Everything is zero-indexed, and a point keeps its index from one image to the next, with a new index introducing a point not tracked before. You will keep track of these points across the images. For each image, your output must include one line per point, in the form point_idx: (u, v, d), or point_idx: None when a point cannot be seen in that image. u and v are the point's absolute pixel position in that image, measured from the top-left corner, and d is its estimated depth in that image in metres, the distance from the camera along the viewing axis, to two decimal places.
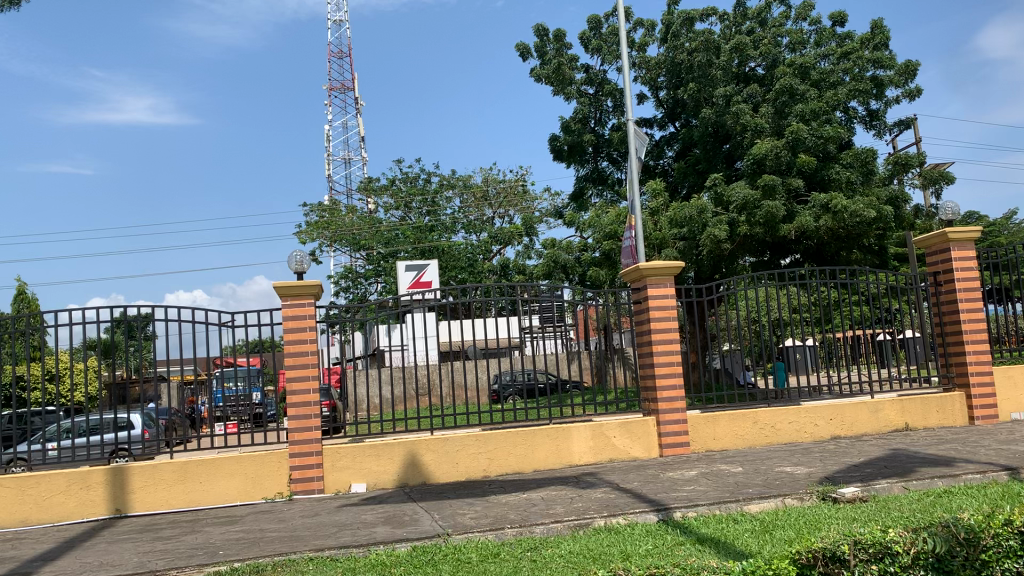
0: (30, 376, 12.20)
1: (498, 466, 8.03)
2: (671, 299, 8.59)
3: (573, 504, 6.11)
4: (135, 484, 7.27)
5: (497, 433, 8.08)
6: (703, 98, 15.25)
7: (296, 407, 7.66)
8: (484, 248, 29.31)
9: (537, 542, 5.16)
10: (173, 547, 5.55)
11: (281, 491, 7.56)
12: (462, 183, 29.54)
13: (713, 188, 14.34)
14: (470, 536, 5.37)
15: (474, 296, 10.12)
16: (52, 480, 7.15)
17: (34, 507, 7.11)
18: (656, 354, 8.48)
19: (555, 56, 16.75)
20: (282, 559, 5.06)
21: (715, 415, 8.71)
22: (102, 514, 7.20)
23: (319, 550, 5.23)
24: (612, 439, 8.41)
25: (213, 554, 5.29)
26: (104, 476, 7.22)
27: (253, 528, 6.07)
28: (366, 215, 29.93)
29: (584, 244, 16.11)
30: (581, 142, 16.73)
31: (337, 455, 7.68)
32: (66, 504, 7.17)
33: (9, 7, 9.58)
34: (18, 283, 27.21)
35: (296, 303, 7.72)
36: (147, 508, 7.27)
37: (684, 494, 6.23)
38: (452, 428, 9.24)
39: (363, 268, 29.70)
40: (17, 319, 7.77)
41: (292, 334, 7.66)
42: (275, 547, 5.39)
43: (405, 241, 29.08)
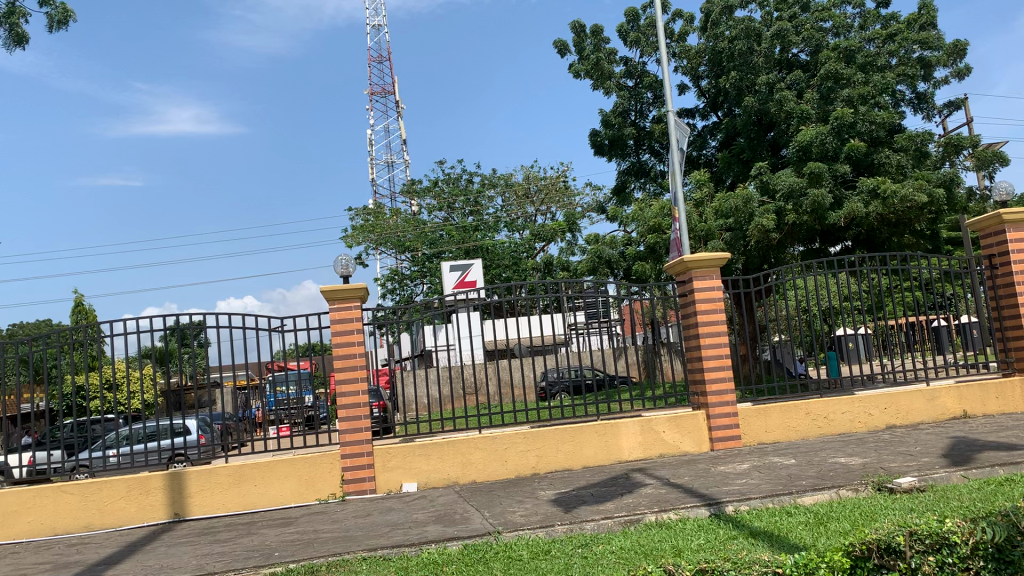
0: (91, 386, 12.59)
1: (548, 463, 8.02)
2: (719, 291, 8.50)
3: (624, 500, 6.08)
4: (192, 488, 7.42)
5: (545, 430, 8.06)
6: (745, 87, 14.94)
7: (346, 409, 7.76)
8: (528, 245, 29.35)
9: (587, 539, 5.16)
10: (230, 550, 5.66)
11: (334, 492, 7.66)
12: (503, 182, 29.69)
13: (758, 177, 14.15)
14: (521, 534, 5.38)
15: (520, 295, 10.16)
16: (112, 486, 7.33)
17: (97, 513, 7.30)
18: (704, 347, 8.40)
19: (593, 51, 16.70)
20: (336, 560, 5.13)
21: (766, 407, 8.59)
22: (162, 518, 7.36)
23: (372, 549, 5.30)
24: (662, 434, 8.33)
25: (269, 556, 5.38)
26: (162, 481, 7.38)
27: (308, 530, 6.16)
28: (410, 217, 30.15)
29: (628, 239, 16.07)
30: (622, 136, 16.70)
31: (387, 455, 7.76)
32: (127, 509, 7.34)
33: (59, 27, 9.88)
34: (75, 298, 28.17)
35: (343, 306, 7.83)
36: (205, 512, 7.42)
37: (736, 487, 6.16)
38: (501, 425, 9.29)
39: (409, 270, 29.88)
40: (77, 330, 7.91)
41: (341, 337, 7.77)
42: (329, 547, 5.46)
43: (450, 241, 29.21)
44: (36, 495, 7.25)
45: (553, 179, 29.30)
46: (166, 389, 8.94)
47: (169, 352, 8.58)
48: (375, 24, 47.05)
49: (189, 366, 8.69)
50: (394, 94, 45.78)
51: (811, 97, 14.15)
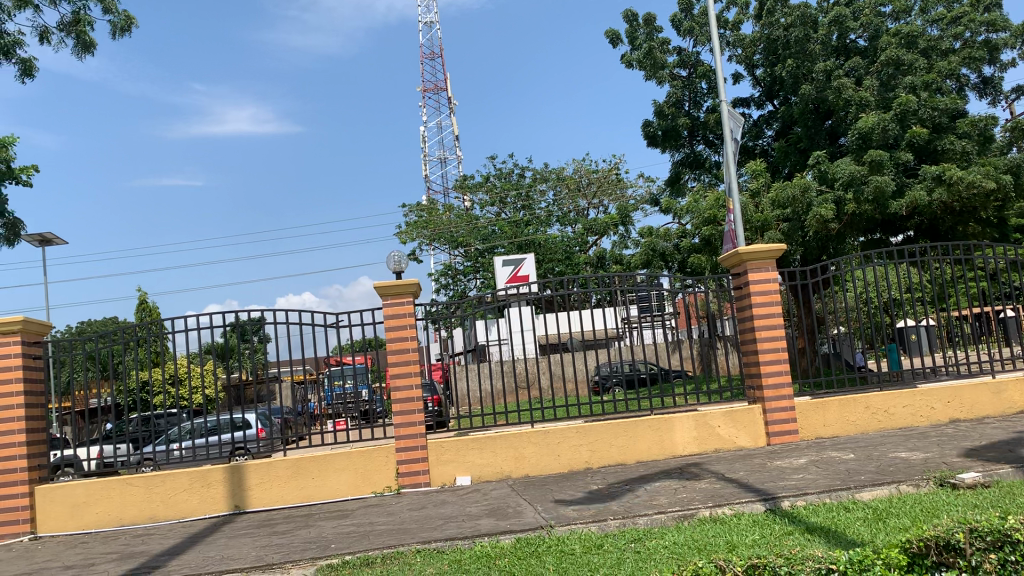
0: (156, 381, 12.97)
1: (601, 458, 7.99)
2: (774, 283, 8.36)
3: (678, 495, 6.03)
4: (252, 481, 7.59)
5: (598, 425, 8.03)
6: (802, 75, 14.65)
7: (400, 403, 7.85)
8: (581, 239, 29.25)
9: (641, 534, 5.13)
10: (288, 542, 5.77)
11: (389, 485, 7.75)
12: (555, 175, 29.59)
13: (816, 166, 13.85)
14: (573, 528, 5.38)
15: (574, 289, 10.15)
16: (176, 479, 7.54)
17: (161, 504, 7.51)
18: (760, 341, 8.28)
19: (646, 41, 16.55)
20: (390, 552, 5.20)
21: (824, 400, 8.43)
22: (223, 510, 7.55)
23: (426, 542, 5.35)
24: (717, 428, 8.24)
25: (325, 548, 5.47)
26: (223, 474, 7.57)
27: (364, 522, 6.25)
28: (463, 212, 30.26)
29: (683, 231, 15.90)
30: (676, 127, 16.55)
31: (441, 448, 7.82)
32: (189, 501, 7.53)
33: (121, 33, 10.15)
34: (139, 295, 29.09)
35: (396, 302, 7.91)
36: (264, 504, 7.59)
37: (793, 482, 6.07)
38: (555, 420, 9.29)
39: (462, 265, 30.06)
40: (142, 327, 8.12)
41: (394, 332, 7.85)
42: (384, 540, 5.53)
43: (502, 236, 29.30)
44: (104, 487, 7.49)
45: (605, 172, 29.14)
46: (227, 384, 9.14)
47: (230, 348, 8.78)
48: (426, 20, 47.40)
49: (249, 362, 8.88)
50: (446, 91, 46.14)
51: (870, 84, 13.83)
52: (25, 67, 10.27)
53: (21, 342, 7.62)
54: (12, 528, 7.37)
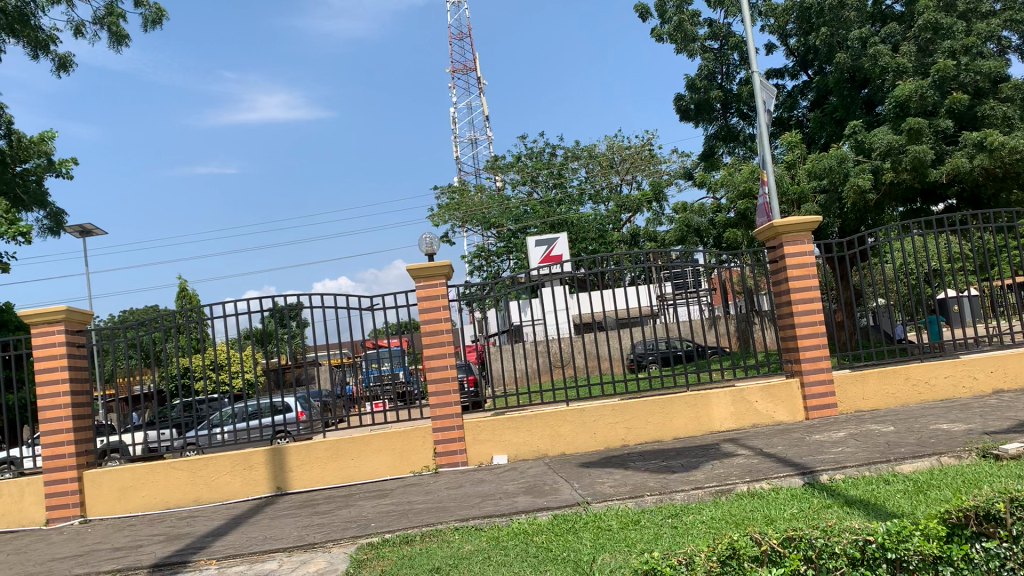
0: (198, 366, 13.22)
1: (638, 435, 7.99)
2: (811, 256, 8.25)
3: (715, 470, 6.02)
4: (293, 463, 7.71)
5: (634, 402, 8.02)
6: (836, 43, 14.39)
7: (436, 384, 7.91)
8: (614, 217, 29.11)
9: (678, 509, 5.13)
10: (329, 521, 5.87)
11: (427, 465, 7.83)
12: (587, 153, 29.41)
13: (852, 136, 13.61)
14: (610, 504, 5.40)
15: (606, 267, 10.13)
16: (218, 463, 7.68)
17: (205, 487, 7.66)
18: (797, 315, 8.19)
19: (676, 14, 16.34)
20: (429, 530, 5.26)
21: (863, 373, 8.33)
22: (265, 492, 7.68)
23: (464, 520, 5.40)
24: (755, 404, 8.19)
25: (365, 526, 5.55)
26: (264, 457, 7.70)
27: (403, 501, 6.32)
28: (495, 192, 30.25)
29: (717, 206, 15.76)
30: (708, 100, 16.37)
31: (478, 428, 7.87)
32: (233, 483, 7.67)
33: (153, 26, 10.27)
34: (179, 282, 29.65)
35: (429, 284, 7.95)
36: (305, 485, 7.71)
37: (831, 456, 6.02)
38: (591, 398, 9.31)
39: (495, 246, 30.09)
40: (181, 315, 8.24)
41: (428, 314, 7.89)
42: (423, 518, 5.60)
43: (535, 216, 29.23)
44: (149, 471, 7.66)
45: (638, 148, 28.89)
46: (267, 369, 9.27)
47: (269, 333, 8.89)
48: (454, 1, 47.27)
49: (287, 346, 8.99)
50: (475, 71, 46.03)
51: (908, 50, 13.53)
52: (61, 62, 10.43)
53: (66, 331, 7.78)
54: (62, 512, 7.57)
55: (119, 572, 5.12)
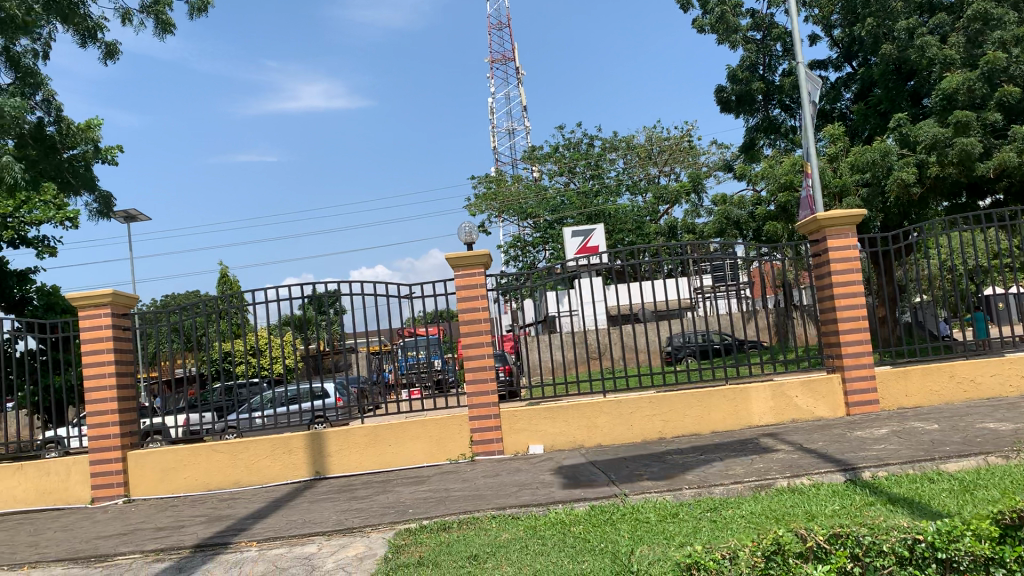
0: (237, 351, 13.40)
1: (675, 428, 7.94)
2: (855, 250, 8.12)
3: (754, 465, 5.96)
4: (331, 447, 7.80)
5: (671, 394, 7.97)
6: (882, 34, 14.14)
7: (473, 372, 7.92)
8: (652, 208, 28.91)
9: (717, 503, 5.09)
10: (368, 506, 5.91)
11: (463, 453, 7.86)
12: (626, 144, 29.23)
13: (897, 129, 13.37)
14: (648, 497, 5.37)
15: (643, 259, 10.07)
16: (258, 446, 7.79)
17: (245, 470, 7.77)
18: (840, 309, 8.08)
19: (718, 4, 16.17)
20: (466, 517, 5.28)
21: (907, 370, 8.18)
22: (304, 476, 7.77)
23: (501, 508, 5.41)
24: (794, 399, 8.10)
25: (403, 513, 5.58)
26: (303, 441, 7.78)
27: (440, 488, 6.35)
28: (531, 182, 30.19)
29: (757, 199, 15.60)
30: (750, 91, 16.18)
31: (514, 417, 7.88)
32: (272, 466, 7.78)
33: (198, 14, 10.37)
34: (219, 269, 30.09)
35: (468, 273, 7.96)
36: (343, 470, 7.79)
37: (873, 453, 5.93)
38: (628, 391, 9.27)
39: (531, 236, 30.07)
40: (222, 300, 8.36)
41: (466, 303, 7.91)
42: (460, 505, 5.62)
43: (572, 207, 29.15)
44: (191, 453, 7.79)
45: (677, 139, 28.68)
46: (305, 355, 9.34)
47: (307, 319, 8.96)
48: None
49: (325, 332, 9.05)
50: (514, 60, 45.95)
51: (956, 41, 13.24)
52: (108, 50, 10.58)
53: (111, 315, 7.91)
54: (106, 492, 7.72)
55: (162, 551, 5.21)
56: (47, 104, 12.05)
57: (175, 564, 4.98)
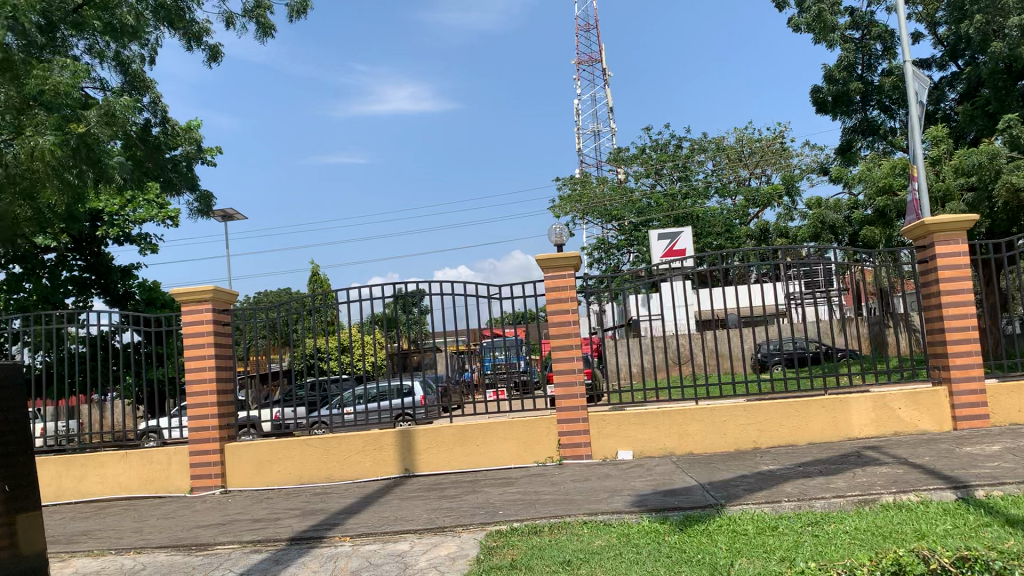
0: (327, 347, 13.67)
1: (770, 438, 7.72)
2: (964, 257, 7.73)
3: (857, 478, 5.73)
4: (420, 445, 7.86)
5: (767, 403, 7.75)
6: (992, 31, 13.50)
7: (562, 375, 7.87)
8: (741, 211, 28.31)
9: (818, 517, 4.90)
10: (458, 506, 5.92)
11: (551, 456, 7.81)
12: (715, 145, 28.72)
13: (1006, 130, 12.72)
14: (745, 508, 5.22)
15: (733, 263, 9.82)
16: (350, 442, 7.91)
17: (336, 465, 7.90)
18: (947, 319, 7.72)
19: (815, 2, 15.71)
20: (557, 522, 5.23)
21: (1020, 384, 7.76)
22: (393, 473, 7.85)
23: (593, 514, 5.34)
24: (897, 411, 7.76)
25: (493, 514, 5.56)
26: (393, 438, 7.86)
27: (529, 490, 6.32)
28: (617, 184, 29.97)
29: (854, 202, 15.09)
30: (848, 92, 15.67)
31: (604, 422, 7.79)
32: (363, 462, 7.88)
33: (297, 17, 10.63)
34: (310, 267, 30.88)
35: (558, 274, 7.90)
36: (431, 468, 7.84)
37: (986, 470, 5.63)
38: (719, 398, 9.06)
39: (616, 239, 29.84)
40: (314, 298, 8.51)
41: (556, 304, 7.85)
42: (551, 509, 5.57)
43: (658, 209, 28.80)
44: (285, 446, 7.96)
45: (768, 140, 28.05)
46: (393, 353, 9.44)
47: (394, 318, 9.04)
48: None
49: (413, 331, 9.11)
50: (600, 62, 45.74)
51: None
52: (213, 53, 10.93)
53: (212, 309, 8.15)
54: (205, 482, 7.96)
55: (259, 543, 5.32)
56: (153, 106, 12.53)
57: (271, 555, 5.08)
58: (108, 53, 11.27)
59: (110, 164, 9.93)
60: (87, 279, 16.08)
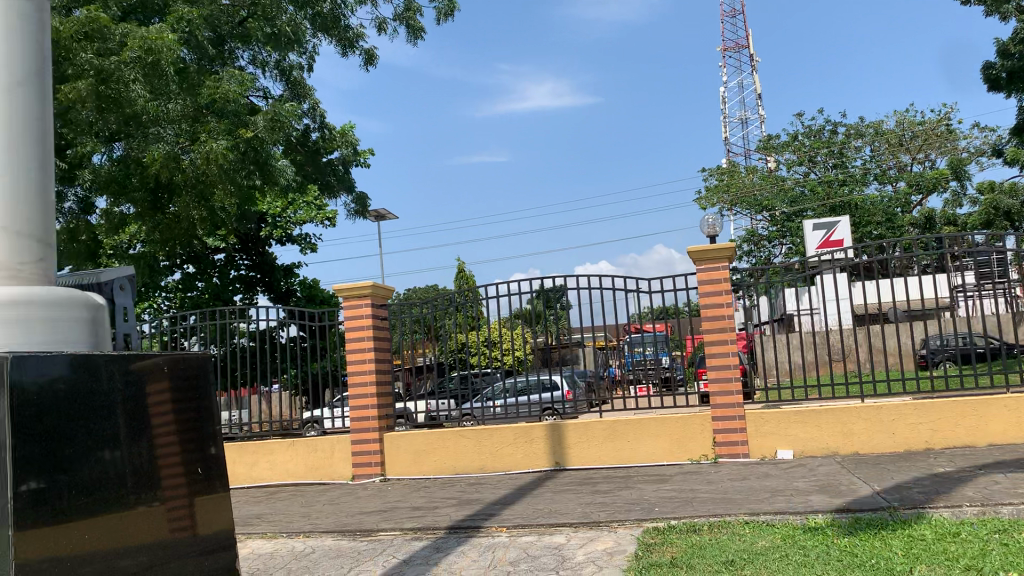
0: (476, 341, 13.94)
1: (944, 439, 7.22)
2: None
3: None
4: (571, 439, 7.86)
5: (940, 401, 7.26)
6: None
7: (716, 371, 7.66)
8: (903, 199, 26.73)
9: (1007, 525, 4.53)
10: (613, 501, 5.87)
11: (706, 454, 7.63)
12: (873, 130, 27.25)
13: None
14: (922, 512, 4.89)
15: (894, 254, 9.25)
16: (502, 434, 8.01)
17: (488, 456, 8.02)
18: None
19: None
20: (717, 521, 5.08)
21: None
22: (545, 466, 7.90)
23: (754, 514, 5.16)
24: None
25: (649, 510, 5.48)
26: (545, 431, 7.91)
27: (685, 488, 6.19)
28: (767, 174, 29.00)
29: None
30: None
31: (762, 419, 7.52)
32: (514, 455, 7.97)
33: (445, 19, 10.85)
34: (458, 263, 31.65)
35: (710, 267, 7.70)
36: (582, 463, 7.83)
37: None
38: (884, 395, 8.58)
39: (766, 230, 28.89)
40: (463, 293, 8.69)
41: (709, 297, 7.66)
42: (709, 507, 5.43)
43: (813, 198, 27.62)
44: (439, 437, 8.15)
45: (933, 122, 26.33)
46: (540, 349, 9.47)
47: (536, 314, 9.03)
48: None
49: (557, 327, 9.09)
50: (748, 48, 44.36)
51: None
52: (367, 56, 11.32)
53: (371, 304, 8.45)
54: (365, 470, 8.28)
55: (419, 531, 5.47)
56: (313, 112, 13.14)
57: (432, 543, 5.20)
58: (269, 62, 11.92)
59: (274, 167, 10.53)
60: (253, 278, 17.12)
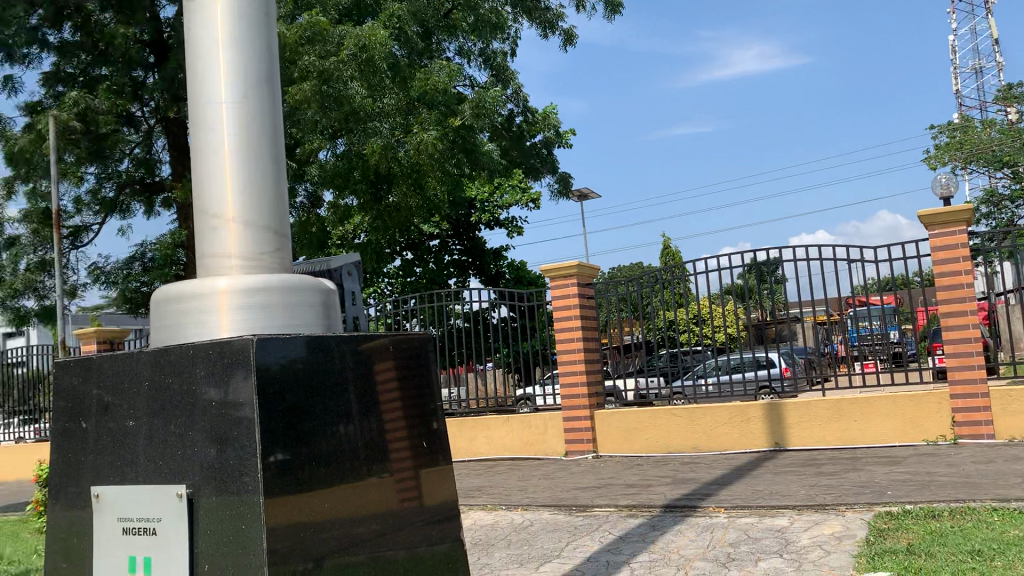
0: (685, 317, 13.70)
1: None
2: None
3: None
4: (791, 419, 7.54)
5: None
6: None
7: (954, 345, 7.03)
8: None
9: None
10: (839, 484, 5.56)
11: (944, 434, 7.05)
12: None
13: None
14: None
15: None
16: (717, 413, 7.81)
17: (703, 436, 7.86)
18: None
19: None
20: (960, 507, 4.67)
21: None
22: (763, 446, 7.63)
23: (1004, 500, 4.69)
24: None
25: (881, 494, 5.13)
26: (762, 411, 7.63)
27: (921, 471, 5.74)
28: (1008, 126, 26.18)
29: None
30: None
31: (1010, 397, 6.79)
32: (730, 434, 7.75)
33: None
34: (664, 239, 31.20)
35: (946, 231, 7.05)
36: (804, 443, 7.49)
37: None
38: None
39: (1009, 189, 26.12)
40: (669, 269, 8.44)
41: (945, 265, 7.03)
42: (950, 492, 5.00)
43: None
44: (652, 416, 8.08)
45: None
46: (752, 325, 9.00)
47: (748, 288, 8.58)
48: None
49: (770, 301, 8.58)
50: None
51: None
52: (567, 37, 11.37)
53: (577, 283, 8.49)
54: (579, 447, 8.38)
55: (635, 508, 5.46)
56: (516, 96, 13.40)
57: (648, 521, 5.17)
58: (475, 52, 12.26)
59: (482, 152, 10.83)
60: (465, 261, 17.79)
